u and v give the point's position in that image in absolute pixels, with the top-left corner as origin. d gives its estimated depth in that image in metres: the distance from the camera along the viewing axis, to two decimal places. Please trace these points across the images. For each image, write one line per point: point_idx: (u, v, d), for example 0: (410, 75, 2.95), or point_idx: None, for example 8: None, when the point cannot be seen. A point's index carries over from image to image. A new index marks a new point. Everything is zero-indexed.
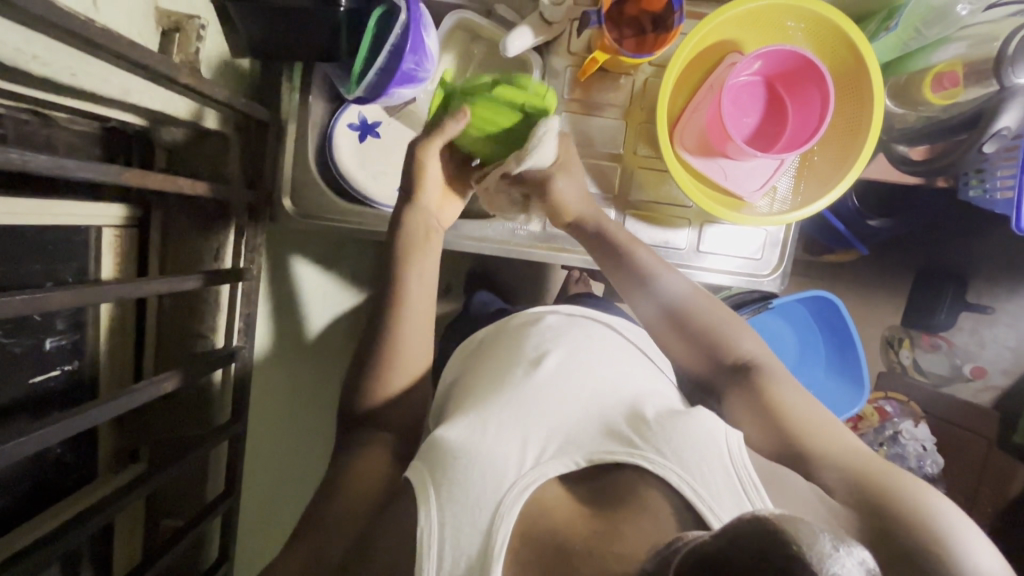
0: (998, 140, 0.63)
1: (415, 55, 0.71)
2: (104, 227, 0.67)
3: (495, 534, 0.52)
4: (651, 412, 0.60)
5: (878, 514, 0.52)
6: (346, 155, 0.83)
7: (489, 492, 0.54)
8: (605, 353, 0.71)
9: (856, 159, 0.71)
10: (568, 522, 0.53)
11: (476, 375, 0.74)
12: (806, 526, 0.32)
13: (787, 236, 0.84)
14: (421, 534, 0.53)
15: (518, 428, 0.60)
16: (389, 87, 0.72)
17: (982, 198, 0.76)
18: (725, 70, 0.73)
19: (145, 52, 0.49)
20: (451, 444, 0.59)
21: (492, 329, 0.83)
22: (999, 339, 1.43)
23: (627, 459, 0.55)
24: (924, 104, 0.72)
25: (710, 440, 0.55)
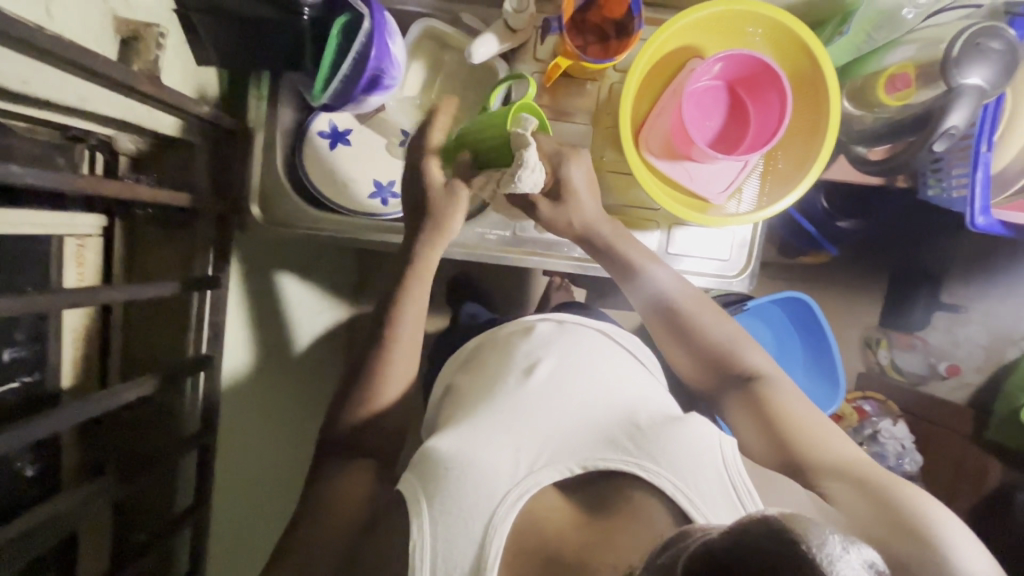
0: (947, 140, 0.62)
1: (381, 62, 0.72)
2: (68, 236, 0.67)
3: (488, 546, 0.55)
4: (645, 419, 0.66)
5: (863, 506, 0.57)
6: (316, 163, 0.83)
7: (483, 502, 0.57)
8: (594, 361, 0.75)
9: (815, 159, 0.73)
10: (560, 532, 0.56)
11: (466, 384, 0.77)
12: (814, 527, 0.32)
13: (753, 237, 0.85)
14: (416, 546, 0.56)
15: (512, 441, 0.63)
16: (356, 95, 0.74)
17: (941, 197, 0.78)
18: (686, 75, 0.74)
19: (99, 59, 0.49)
20: (445, 456, 0.62)
21: (482, 337, 0.84)
22: (972, 337, 1.45)
23: (619, 465, 0.60)
24: (879, 105, 0.72)
25: (703, 447, 0.63)
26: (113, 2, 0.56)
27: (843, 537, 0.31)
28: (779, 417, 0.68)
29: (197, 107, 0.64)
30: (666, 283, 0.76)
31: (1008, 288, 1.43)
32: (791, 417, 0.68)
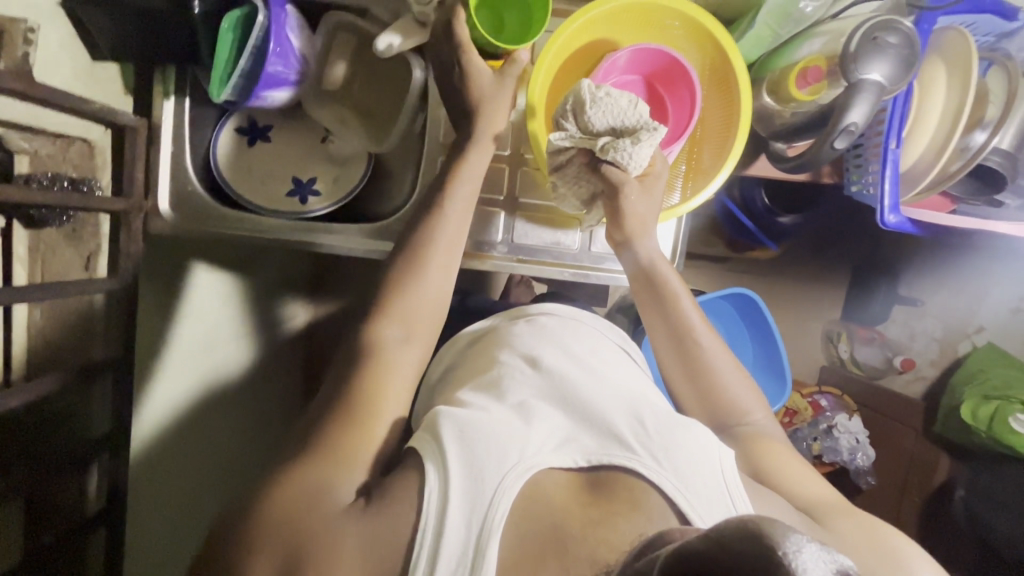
0: (847, 136, 0.61)
1: (280, 60, 0.71)
2: None
3: (495, 511, 0.53)
4: (650, 415, 0.63)
5: (842, 538, 0.59)
6: (231, 158, 0.83)
7: (494, 470, 0.55)
8: (597, 356, 0.73)
9: (727, 154, 0.72)
10: (565, 508, 0.55)
11: (461, 375, 0.74)
12: (783, 530, 0.32)
13: (677, 233, 0.83)
14: (427, 499, 0.53)
15: (522, 422, 0.61)
16: (260, 91, 0.72)
17: (862, 193, 0.77)
18: (597, 72, 0.73)
19: None
20: (462, 418, 0.59)
21: (478, 333, 0.82)
22: (927, 331, 1.45)
23: (625, 459, 0.58)
24: (793, 102, 0.70)
25: (704, 451, 0.60)
26: None
27: (819, 543, 0.31)
28: (762, 454, 0.70)
29: (84, 104, 0.62)
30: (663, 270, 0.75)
31: (962, 282, 1.43)
32: (773, 453, 0.70)
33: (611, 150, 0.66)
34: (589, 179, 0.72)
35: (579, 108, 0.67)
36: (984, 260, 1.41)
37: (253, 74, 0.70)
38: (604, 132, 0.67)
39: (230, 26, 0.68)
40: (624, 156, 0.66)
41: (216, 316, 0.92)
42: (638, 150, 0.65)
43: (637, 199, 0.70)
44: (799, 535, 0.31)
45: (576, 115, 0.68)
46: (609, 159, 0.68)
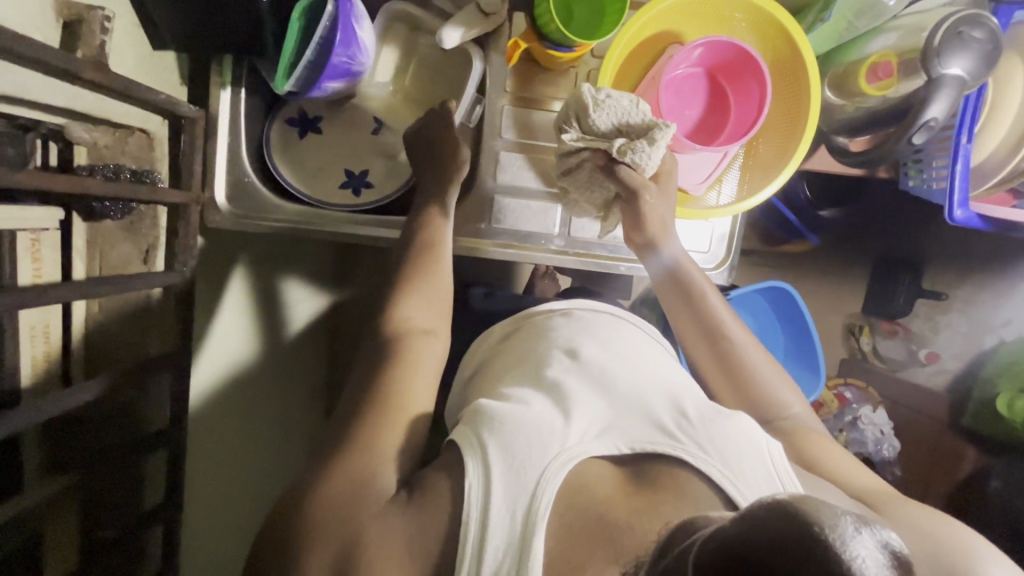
0: (926, 132, 0.62)
1: (346, 50, 0.70)
2: (21, 231, 0.62)
3: (538, 502, 0.50)
4: (693, 407, 0.60)
5: (908, 527, 0.55)
6: (282, 150, 0.82)
7: (537, 458, 0.52)
8: (638, 346, 0.70)
9: (795, 149, 0.71)
10: (610, 501, 0.52)
11: (494, 367, 0.71)
12: (826, 508, 0.30)
13: (733, 228, 0.84)
14: (469, 491, 0.50)
15: (562, 406, 0.58)
16: (322, 82, 0.71)
17: (921, 188, 0.77)
18: (663, 63, 0.72)
19: (38, 47, 0.46)
20: (498, 414, 0.55)
21: (513, 324, 0.78)
22: (952, 325, 1.45)
23: (671, 449, 0.56)
24: (860, 95, 0.71)
25: (751, 442, 0.57)
26: None
27: (856, 518, 0.30)
28: (810, 447, 0.67)
29: (150, 93, 0.61)
30: (691, 266, 0.75)
31: (988, 276, 1.43)
32: (822, 446, 0.67)
33: (628, 152, 0.68)
34: (602, 184, 0.73)
35: (584, 113, 0.69)
36: (1011, 254, 1.42)
37: (317, 64, 0.69)
38: (614, 134, 0.69)
39: (299, 15, 0.67)
40: (642, 158, 0.67)
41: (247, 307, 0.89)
42: (655, 150, 0.67)
43: (657, 201, 0.71)
44: (837, 509, 0.30)
45: (581, 120, 0.69)
46: (624, 161, 0.69)
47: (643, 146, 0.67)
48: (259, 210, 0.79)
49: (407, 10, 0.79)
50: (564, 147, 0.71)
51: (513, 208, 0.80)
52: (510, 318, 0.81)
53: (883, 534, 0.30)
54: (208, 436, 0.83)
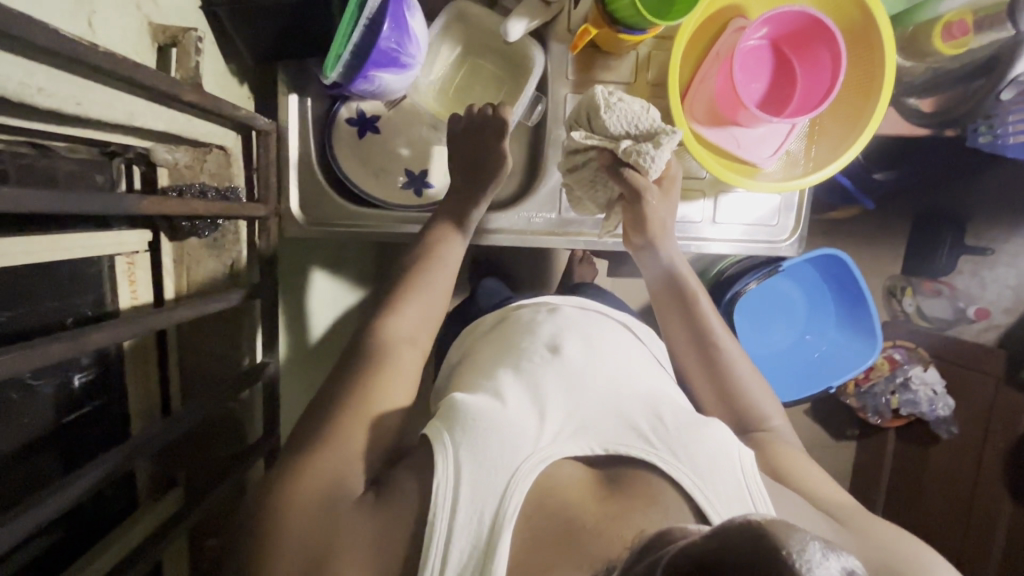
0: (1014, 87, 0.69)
1: (394, 34, 0.68)
2: (117, 255, 0.65)
3: (507, 502, 0.51)
4: (669, 412, 0.60)
5: (868, 541, 0.56)
6: (347, 153, 0.81)
7: (508, 459, 0.53)
8: (619, 348, 0.71)
9: (870, 116, 0.72)
10: (581, 501, 0.52)
11: (476, 360, 0.73)
12: (795, 534, 0.31)
13: (801, 199, 0.84)
14: (439, 485, 0.51)
15: (539, 406, 0.59)
16: (369, 69, 0.69)
17: (993, 144, 0.80)
18: (731, 37, 0.72)
19: (151, 74, 0.47)
20: (476, 411, 0.56)
21: (501, 317, 0.80)
22: (999, 279, 1.43)
23: (641, 453, 0.56)
24: (932, 54, 0.77)
25: (725, 450, 0.56)
26: (147, 8, 0.53)
27: (823, 544, 0.31)
28: (780, 456, 0.67)
29: (238, 110, 0.62)
30: (674, 268, 0.77)
31: None
32: (793, 457, 0.67)
33: (633, 154, 0.67)
34: (607, 184, 0.73)
35: (594, 114, 0.69)
36: None
37: (364, 49, 0.67)
38: (621, 136, 0.68)
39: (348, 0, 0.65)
40: (647, 160, 0.67)
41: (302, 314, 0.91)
42: (660, 154, 0.67)
43: (659, 201, 0.74)
44: (805, 536, 0.31)
45: (592, 121, 0.70)
46: (630, 163, 0.69)
47: (648, 146, 0.67)
48: (323, 215, 0.80)
49: (469, 9, 0.79)
50: (572, 144, 0.71)
51: None
52: (496, 312, 0.83)
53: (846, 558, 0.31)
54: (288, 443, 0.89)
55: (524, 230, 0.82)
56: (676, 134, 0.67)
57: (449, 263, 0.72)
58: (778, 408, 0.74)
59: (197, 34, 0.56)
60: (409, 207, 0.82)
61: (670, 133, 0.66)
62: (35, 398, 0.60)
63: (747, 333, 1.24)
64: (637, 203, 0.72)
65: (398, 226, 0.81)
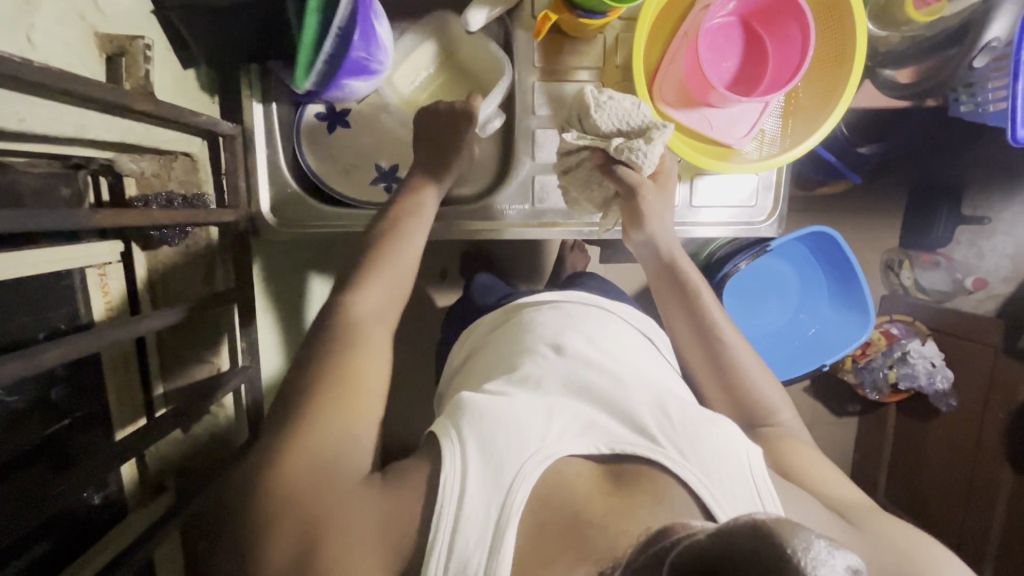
0: (988, 53, 0.71)
1: (365, 45, 0.68)
2: (87, 267, 0.65)
3: (513, 499, 0.51)
4: (676, 409, 0.59)
5: (870, 537, 0.55)
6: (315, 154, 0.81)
7: (513, 457, 0.53)
8: (623, 346, 0.70)
9: (844, 88, 0.70)
10: (587, 497, 0.52)
11: (481, 362, 0.73)
12: (799, 530, 0.30)
13: (779, 177, 0.82)
14: (445, 482, 0.52)
15: (544, 404, 0.59)
16: (340, 79, 0.68)
17: (974, 113, 0.77)
18: (697, 16, 0.70)
19: (93, 85, 0.47)
20: (482, 409, 0.57)
21: (500, 318, 0.80)
22: (998, 249, 1.40)
23: (648, 451, 0.55)
24: (907, 24, 0.74)
25: (732, 449, 0.56)
26: (92, 18, 0.53)
27: (829, 542, 0.30)
28: (787, 452, 0.66)
29: (196, 116, 0.62)
30: (680, 262, 0.76)
31: None
32: (799, 451, 0.67)
33: (625, 151, 0.67)
34: (600, 182, 0.72)
35: (584, 114, 0.68)
36: None
37: (336, 58, 0.63)
38: (612, 134, 0.68)
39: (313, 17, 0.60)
40: (640, 157, 0.67)
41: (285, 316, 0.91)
42: (652, 149, 0.67)
43: (654, 197, 0.73)
44: (811, 533, 0.30)
45: (583, 121, 0.69)
46: (622, 160, 0.68)
47: (640, 142, 0.67)
48: (295, 217, 0.80)
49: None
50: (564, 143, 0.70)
51: (555, 185, 0.81)
52: (498, 310, 0.82)
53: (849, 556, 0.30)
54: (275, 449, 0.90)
55: (491, 222, 0.81)
56: (667, 129, 0.68)
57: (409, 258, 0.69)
58: (788, 409, 0.72)
59: (144, 41, 0.56)
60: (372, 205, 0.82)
61: (662, 128, 0.66)
62: (10, 415, 0.60)
63: (739, 315, 1.23)
64: (632, 199, 0.71)
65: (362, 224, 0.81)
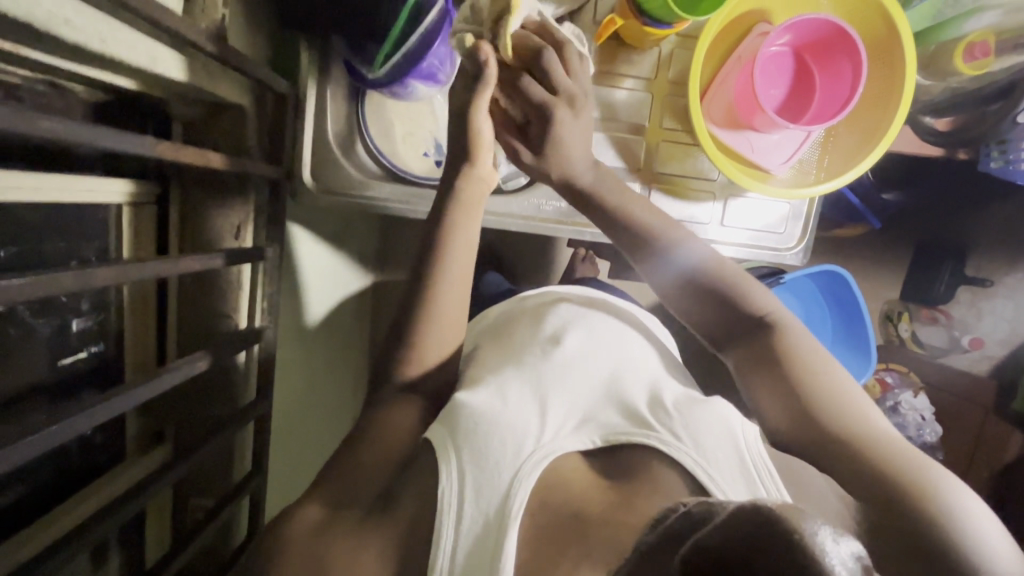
0: None
1: (439, 54, 0.72)
2: (123, 204, 0.65)
3: (512, 498, 0.52)
4: (670, 398, 0.61)
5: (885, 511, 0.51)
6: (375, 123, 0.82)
7: (510, 460, 0.54)
8: (624, 337, 0.70)
9: (885, 131, 0.72)
10: (586, 493, 0.53)
11: (495, 347, 0.72)
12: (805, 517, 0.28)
13: (810, 209, 0.84)
14: (443, 495, 0.53)
15: (539, 400, 0.59)
16: (407, 78, 0.72)
17: (1004, 169, 0.83)
18: (754, 42, 0.72)
19: (175, 18, 0.48)
20: (476, 412, 0.57)
21: (510, 305, 0.81)
22: (997, 311, 1.41)
23: (643, 438, 0.56)
24: (953, 74, 0.77)
25: (724, 426, 0.56)
26: None
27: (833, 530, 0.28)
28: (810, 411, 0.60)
29: (257, 68, 0.62)
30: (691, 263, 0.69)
31: None
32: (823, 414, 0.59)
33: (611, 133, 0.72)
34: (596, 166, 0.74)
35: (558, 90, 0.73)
36: None
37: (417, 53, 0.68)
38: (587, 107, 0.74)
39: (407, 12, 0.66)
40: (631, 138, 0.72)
41: (311, 283, 0.89)
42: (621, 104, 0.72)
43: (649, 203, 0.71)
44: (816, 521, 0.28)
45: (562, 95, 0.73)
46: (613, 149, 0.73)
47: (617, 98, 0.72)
48: (331, 184, 0.79)
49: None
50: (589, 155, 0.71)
51: None
52: (509, 300, 0.83)
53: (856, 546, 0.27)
54: (287, 420, 0.88)
55: (527, 217, 0.82)
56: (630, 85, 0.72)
57: (451, 236, 0.66)
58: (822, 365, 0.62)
59: None
60: (418, 184, 0.81)
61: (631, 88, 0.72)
62: (31, 338, 0.60)
63: None
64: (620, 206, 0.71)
65: (402, 202, 0.81)
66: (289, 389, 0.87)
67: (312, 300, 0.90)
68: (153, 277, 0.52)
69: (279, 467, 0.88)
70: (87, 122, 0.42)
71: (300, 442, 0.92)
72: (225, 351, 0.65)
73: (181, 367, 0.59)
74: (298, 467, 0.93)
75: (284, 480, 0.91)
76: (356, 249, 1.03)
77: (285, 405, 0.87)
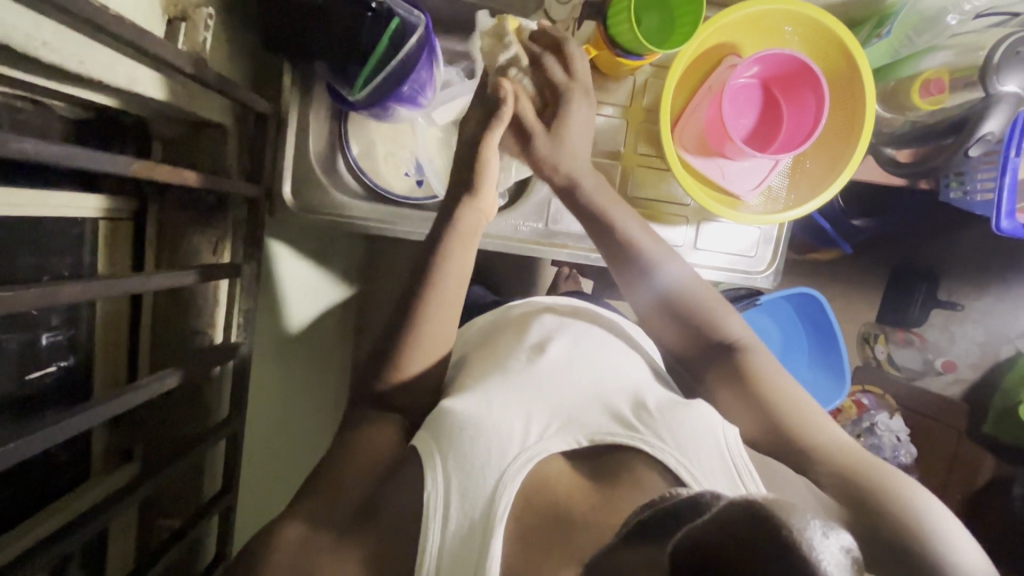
0: (981, 144, 0.74)
1: (420, 78, 0.73)
2: (100, 219, 0.66)
3: (497, 504, 0.51)
4: (653, 400, 0.61)
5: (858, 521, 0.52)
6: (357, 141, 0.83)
7: (494, 465, 0.53)
8: (607, 346, 0.70)
9: (849, 159, 0.75)
10: (570, 496, 0.52)
11: (475, 358, 0.72)
12: (793, 512, 0.30)
13: (780, 233, 0.86)
14: (428, 500, 0.52)
15: (522, 407, 0.59)
16: (388, 102, 0.75)
17: (963, 199, 0.88)
18: (724, 73, 0.75)
19: (154, 41, 0.49)
20: (458, 417, 0.57)
21: (491, 317, 0.81)
22: (968, 335, 1.44)
23: (627, 439, 0.56)
24: (912, 109, 0.83)
25: (706, 427, 0.56)
26: None
27: (823, 523, 0.30)
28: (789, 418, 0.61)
29: (238, 90, 0.64)
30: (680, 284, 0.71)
31: (1005, 286, 1.42)
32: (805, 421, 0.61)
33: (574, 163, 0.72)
34: None
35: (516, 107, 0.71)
36: None
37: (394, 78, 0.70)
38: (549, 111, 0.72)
39: (385, 40, 0.67)
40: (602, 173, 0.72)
41: (291, 297, 0.89)
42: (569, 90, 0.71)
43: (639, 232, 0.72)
44: (805, 515, 0.30)
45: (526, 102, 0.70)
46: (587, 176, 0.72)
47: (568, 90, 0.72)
48: (310, 201, 0.80)
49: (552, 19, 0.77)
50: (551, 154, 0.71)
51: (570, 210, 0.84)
52: (489, 312, 0.83)
53: (844, 538, 0.30)
54: (262, 434, 0.87)
55: (503, 236, 0.83)
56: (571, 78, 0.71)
57: (426, 258, 0.66)
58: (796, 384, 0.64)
59: (206, 11, 0.58)
60: (399, 202, 0.82)
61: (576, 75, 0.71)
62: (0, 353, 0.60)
63: None
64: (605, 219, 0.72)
65: (383, 220, 0.82)
66: (264, 402, 0.86)
67: (291, 313, 0.90)
68: (126, 294, 0.52)
69: (253, 480, 0.86)
70: (60, 142, 0.42)
71: (274, 457, 0.91)
72: (194, 369, 0.64)
73: (154, 383, 0.59)
74: (272, 483, 0.91)
75: (259, 496, 0.89)
76: (338, 265, 1.04)
77: (259, 419, 0.85)
